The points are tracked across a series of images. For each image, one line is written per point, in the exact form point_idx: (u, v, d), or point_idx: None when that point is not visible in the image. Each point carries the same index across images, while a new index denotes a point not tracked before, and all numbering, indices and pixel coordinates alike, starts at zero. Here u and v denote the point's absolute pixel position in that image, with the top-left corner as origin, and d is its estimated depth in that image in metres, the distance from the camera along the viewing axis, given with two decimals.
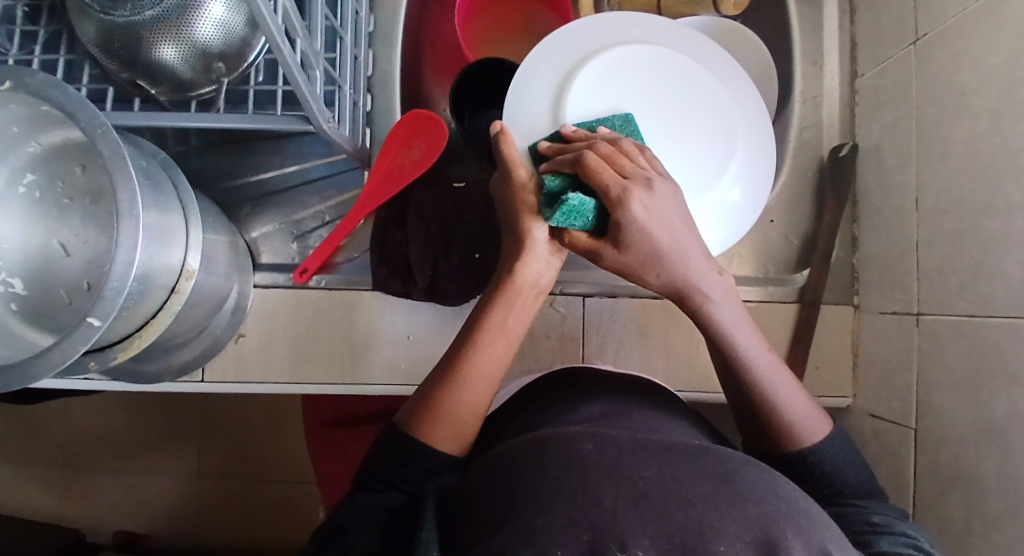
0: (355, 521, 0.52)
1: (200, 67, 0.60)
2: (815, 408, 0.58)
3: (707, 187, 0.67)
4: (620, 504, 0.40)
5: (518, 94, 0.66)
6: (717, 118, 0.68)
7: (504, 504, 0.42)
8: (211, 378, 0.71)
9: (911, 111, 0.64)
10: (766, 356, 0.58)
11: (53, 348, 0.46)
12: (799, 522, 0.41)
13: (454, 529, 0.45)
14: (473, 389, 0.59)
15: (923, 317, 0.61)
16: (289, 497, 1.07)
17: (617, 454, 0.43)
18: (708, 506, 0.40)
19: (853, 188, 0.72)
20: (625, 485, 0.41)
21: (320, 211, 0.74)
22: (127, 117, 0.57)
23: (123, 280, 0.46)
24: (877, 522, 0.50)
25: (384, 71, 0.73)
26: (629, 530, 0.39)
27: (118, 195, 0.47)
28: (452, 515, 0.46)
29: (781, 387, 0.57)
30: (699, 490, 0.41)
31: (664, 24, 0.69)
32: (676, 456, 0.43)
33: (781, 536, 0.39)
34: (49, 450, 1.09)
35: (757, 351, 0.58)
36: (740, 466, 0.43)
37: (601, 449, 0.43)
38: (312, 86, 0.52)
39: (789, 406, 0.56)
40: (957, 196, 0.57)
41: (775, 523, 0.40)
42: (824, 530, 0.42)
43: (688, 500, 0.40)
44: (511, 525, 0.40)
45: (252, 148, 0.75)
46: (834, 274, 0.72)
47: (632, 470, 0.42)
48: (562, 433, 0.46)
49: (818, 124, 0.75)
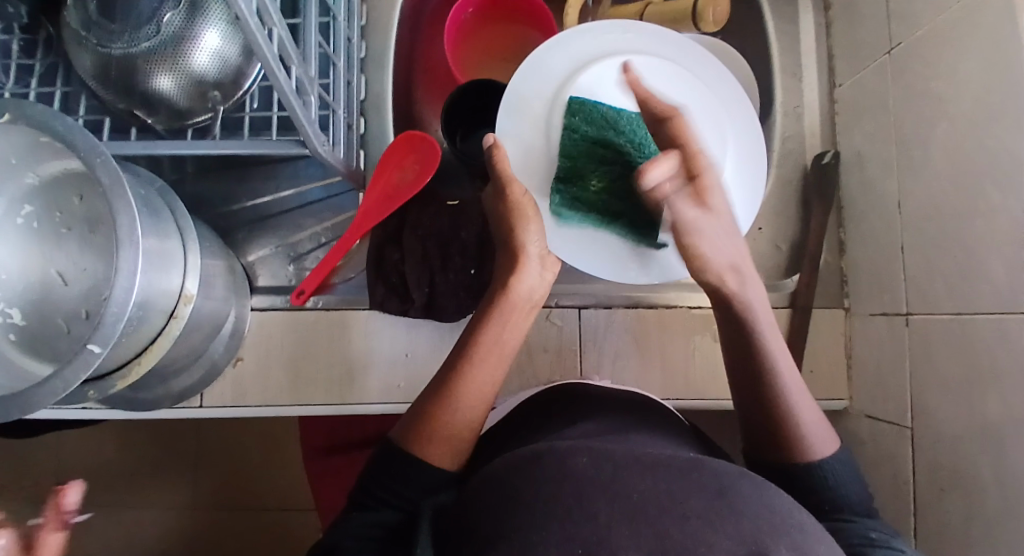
0: (351, 539, 0.52)
1: (196, 97, 0.61)
2: (824, 424, 0.57)
3: None
4: (615, 520, 0.41)
5: (516, 98, 0.70)
6: (706, 127, 0.70)
7: (502, 520, 0.42)
8: (210, 403, 0.71)
9: (890, 118, 0.66)
10: (792, 376, 0.58)
11: (55, 375, 0.46)
12: (793, 536, 0.41)
13: (456, 542, 0.45)
14: (473, 401, 0.60)
15: (912, 316, 0.63)
16: (288, 525, 1.06)
17: (613, 470, 0.44)
18: (701, 521, 0.41)
19: (837, 195, 0.74)
20: (619, 501, 0.42)
21: (316, 232, 0.75)
22: (126, 148, 0.58)
23: (123, 307, 0.47)
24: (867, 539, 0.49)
25: (377, 94, 0.75)
26: (621, 544, 0.40)
27: (118, 222, 0.48)
28: (448, 535, 0.47)
29: (800, 405, 0.56)
30: (693, 505, 0.42)
31: (666, 36, 0.71)
32: (670, 470, 0.44)
33: (774, 549, 0.40)
34: (43, 484, 1.07)
35: (787, 366, 0.58)
36: (736, 480, 0.44)
37: (596, 463, 0.44)
38: (307, 111, 0.54)
39: (808, 422, 0.56)
40: (938, 197, 0.59)
41: (768, 538, 0.40)
42: (818, 542, 0.42)
43: (681, 515, 0.41)
44: (506, 540, 0.41)
45: (247, 173, 0.76)
46: (824, 278, 0.74)
47: (626, 486, 0.43)
48: (559, 447, 0.47)
49: (801, 134, 0.78)
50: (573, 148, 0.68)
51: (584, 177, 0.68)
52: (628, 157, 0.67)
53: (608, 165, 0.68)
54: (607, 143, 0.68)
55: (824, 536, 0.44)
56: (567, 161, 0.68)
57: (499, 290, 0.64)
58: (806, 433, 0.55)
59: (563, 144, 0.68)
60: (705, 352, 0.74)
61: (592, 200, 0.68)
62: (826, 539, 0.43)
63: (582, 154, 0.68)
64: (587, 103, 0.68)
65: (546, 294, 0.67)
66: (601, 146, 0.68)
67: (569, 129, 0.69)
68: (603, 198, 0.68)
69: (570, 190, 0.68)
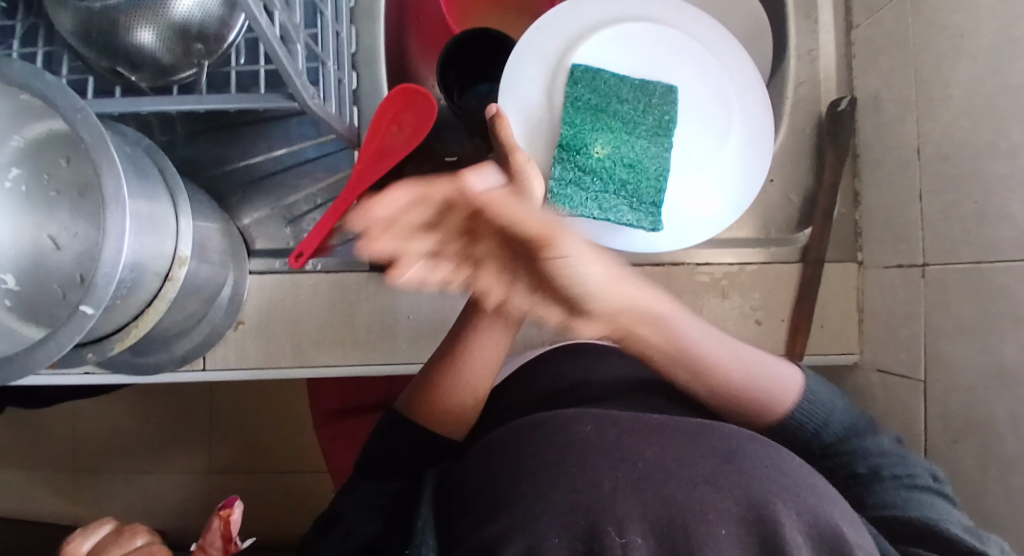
0: (352, 509, 0.53)
1: (180, 50, 0.59)
2: (778, 367, 0.58)
3: (706, 163, 0.68)
4: (620, 486, 0.39)
5: (518, 66, 0.67)
6: (711, 95, 0.68)
7: (506, 487, 0.42)
8: (213, 366, 0.70)
9: (910, 58, 0.63)
10: (717, 349, 0.56)
11: (49, 339, 0.45)
12: (807, 497, 0.40)
13: (454, 514, 0.45)
14: (472, 381, 0.60)
15: (928, 267, 0.60)
16: (300, 487, 1.07)
17: (617, 437, 0.43)
18: (709, 487, 0.39)
19: (853, 143, 0.70)
20: (625, 467, 0.40)
21: (312, 194, 0.74)
22: (108, 104, 0.56)
23: (114, 268, 0.45)
24: (864, 474, 0.52)
25: (368, 47, 0.73)
26: (626, 513, 0.38)
27: (103, 183, 0.46)
28: (449, 502, 0.47)
29: (755, 375, 0.56)
30: (701, 470, 0.40)
31: (677, 4, 0.68)
32: (676, 436, 0.43)
33: (783, 517, 0.37)
34: (59, 451, 1.09)
35: (703, 349, 0.56)
36: (744, 442, 0.43)
37: (601, 430, 0.44)
38: (294, 61, 0.51)
39: (773, 379, 0.56)
40: (960, 140, 0.56)
41: (778, 499, 0.38)
42: (834, 507, 0.40)
43: (690, 481, 0.39)
44: (508, 508, 0.40)
45: (238, 134, 0.74)
46: (837, 230, 0.71)
47: (631, 452, 0.42)
48: (561, 415, 0.46)
49: (816, 78, 0.73)
50: (574, 115, 0.65)
51: (586, 144, 0.65)
52: (630, 125, 0.65)
53: (611, 134, 0.65)
54: (607, 111, 0.66)
55: (842, 500, 0.42)
56: (569, 128, 0.65)
57: None
58: (778, 398, 0.56)
59: (566, 111, 0.65)
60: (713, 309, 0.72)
61: (593, 169, 0.65)
62: (840, 502, 0.42)
63: (585, 121, 0.65)
64: (590, 71, 0.66)
65: None
66: (603, 115, 0.66)
67: (570, 98, 0.65)
68: (605, 166, 0.65)
69: (572, 159, 0.64)
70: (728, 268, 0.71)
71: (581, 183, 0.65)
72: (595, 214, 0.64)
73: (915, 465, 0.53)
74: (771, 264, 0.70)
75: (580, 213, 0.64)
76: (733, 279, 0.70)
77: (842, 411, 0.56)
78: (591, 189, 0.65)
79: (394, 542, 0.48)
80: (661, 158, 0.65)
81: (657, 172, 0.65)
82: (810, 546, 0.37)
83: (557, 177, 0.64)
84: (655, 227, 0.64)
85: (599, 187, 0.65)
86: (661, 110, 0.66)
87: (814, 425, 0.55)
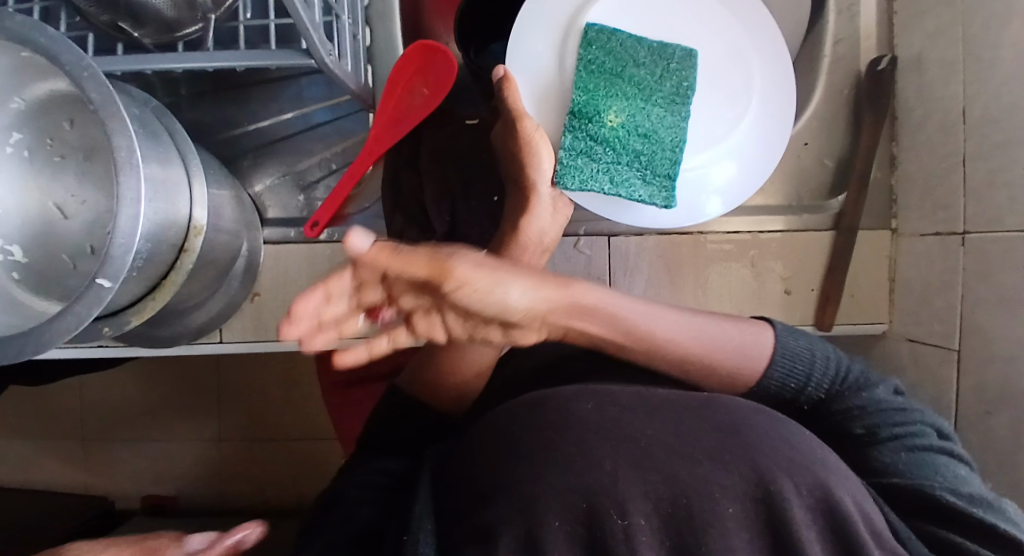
0: (354, 489, 0.51)
1: (184, 5, 0.56)
2: (738, 324, 0.52)
3: (722, 138, 0.63)
4: (621, 466, 0.37)
5: (525, 27, 0.62)
6: (729, 61, 0.63)
7: (503, 470, 0.39)
8: (230, 338, 0.69)
9: (957, 17, 0.60)
10: (677, 326, 0.51)
11: (65, 313, 0.43)
12: (815, 473, 0.38)
13: (453, 498, 0.42)
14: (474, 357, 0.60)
15: (968, 236, 0.59)
16: (313, 455, 1.07)
17: (617, 414, 0.40)
18: (714, 464, 0.37)
19: (892, 104, 0.68)
20: (625, 447, 0.38)
21: (326, 159, 0.71)
22: (116, 63, 0.52)
23: (130, 238, 0.43)
24: (864, 436, 0.48)
25: (382, 1, 0.69)
26: (628, 494, 0.37)
27: (114, 143, 0.43)
28: (448, 490, 0.44)
29: (727, 346, 0.51)
30: (704, 445, 0.38)
31: None
32: (677, 412, 0.40)
33: (782, 488, 0.37)
34: (66, 421, 1.08)
35: (660, 325, 0.50)
36: (749, 415, 0.41)
37: (601, 408, 0.40)
38: (310, 13, 0.48)
39: (746, 351, 0.51)
40: (1009, 105, 0.54)
41: (784, 475, 0.37)
42: (842, 480, 0.39)
43: (692, 458, 0.38)
44: (510, 490, 0.38)
45: (248, 95, 0.71)
46: (872, 197, 0.69)
47: (631, 428, 0.39)
48: (562, 393, 0.43)
49: (854, 37, 0.70)
50: (587, 80, 0.61)
51: (600, 111, 0.60)
52: (646, 92, 0.61)
53: (626, 100, 0.61)
54: (622, 76, 0.61)
55: (848, 474, 0.40)
56: (582, 93, 0.60)
57: (509, 233, 0.63)
58: (754, 370, 0.50)
59: (577, 76, 0.61)
60: (740, 279, 0.69)
61: (605, 138, 0.61)
62: (851, 480, 0.40)
63: (599, 87, 0.61)
64: (606, 31, 0.61)
65: (558, 234, 0.65)
66: (617, 80, 0.61)
67: (584, 60, 0.61)
68: (618, 135, 0.61)
69: (584, 128, 0.61)
70: (752, 237, 0.69)
71: (592, 154, 0.61)
72: (606, 188, 0.61)
73: (918, 421, 0.49)
74: (800, 232, 0.69)
75: (590, 187, 0.61)
76: (763, 248, 0.69)
77: (824, 359, 0.51)
78: (603, 160, 0.61)
79: (395, 523, 0.45)
80: (678, 129, 0.61)
81: (674, 144, 0.61)
82: (812, 520, 0.37)
83: (566, 147, 0.61)
84: (668, 204, 0.61)
85: (612, 158, 0.61)
86: (680, 76, 0.61)
87: (800, 384, 0.50)
